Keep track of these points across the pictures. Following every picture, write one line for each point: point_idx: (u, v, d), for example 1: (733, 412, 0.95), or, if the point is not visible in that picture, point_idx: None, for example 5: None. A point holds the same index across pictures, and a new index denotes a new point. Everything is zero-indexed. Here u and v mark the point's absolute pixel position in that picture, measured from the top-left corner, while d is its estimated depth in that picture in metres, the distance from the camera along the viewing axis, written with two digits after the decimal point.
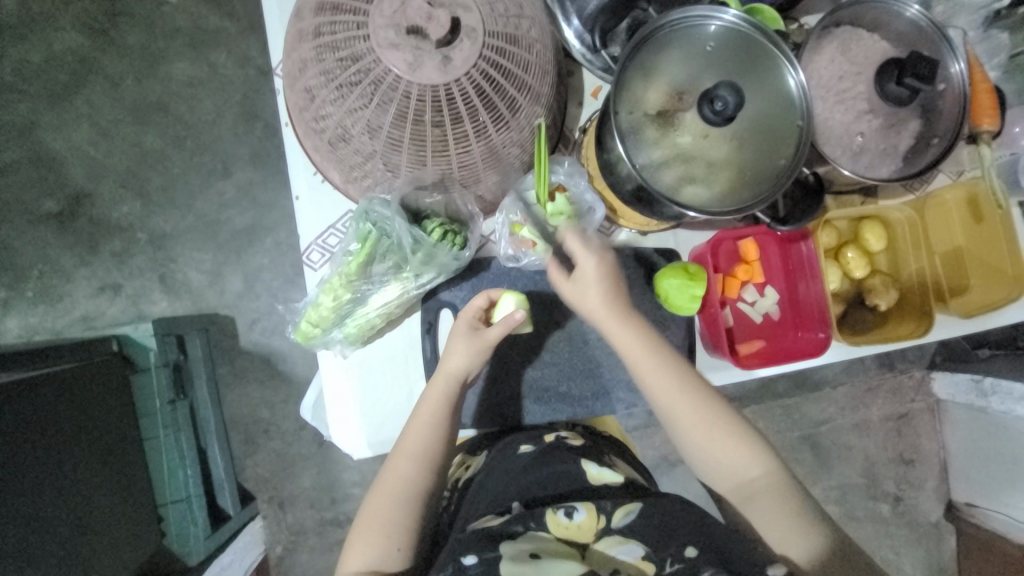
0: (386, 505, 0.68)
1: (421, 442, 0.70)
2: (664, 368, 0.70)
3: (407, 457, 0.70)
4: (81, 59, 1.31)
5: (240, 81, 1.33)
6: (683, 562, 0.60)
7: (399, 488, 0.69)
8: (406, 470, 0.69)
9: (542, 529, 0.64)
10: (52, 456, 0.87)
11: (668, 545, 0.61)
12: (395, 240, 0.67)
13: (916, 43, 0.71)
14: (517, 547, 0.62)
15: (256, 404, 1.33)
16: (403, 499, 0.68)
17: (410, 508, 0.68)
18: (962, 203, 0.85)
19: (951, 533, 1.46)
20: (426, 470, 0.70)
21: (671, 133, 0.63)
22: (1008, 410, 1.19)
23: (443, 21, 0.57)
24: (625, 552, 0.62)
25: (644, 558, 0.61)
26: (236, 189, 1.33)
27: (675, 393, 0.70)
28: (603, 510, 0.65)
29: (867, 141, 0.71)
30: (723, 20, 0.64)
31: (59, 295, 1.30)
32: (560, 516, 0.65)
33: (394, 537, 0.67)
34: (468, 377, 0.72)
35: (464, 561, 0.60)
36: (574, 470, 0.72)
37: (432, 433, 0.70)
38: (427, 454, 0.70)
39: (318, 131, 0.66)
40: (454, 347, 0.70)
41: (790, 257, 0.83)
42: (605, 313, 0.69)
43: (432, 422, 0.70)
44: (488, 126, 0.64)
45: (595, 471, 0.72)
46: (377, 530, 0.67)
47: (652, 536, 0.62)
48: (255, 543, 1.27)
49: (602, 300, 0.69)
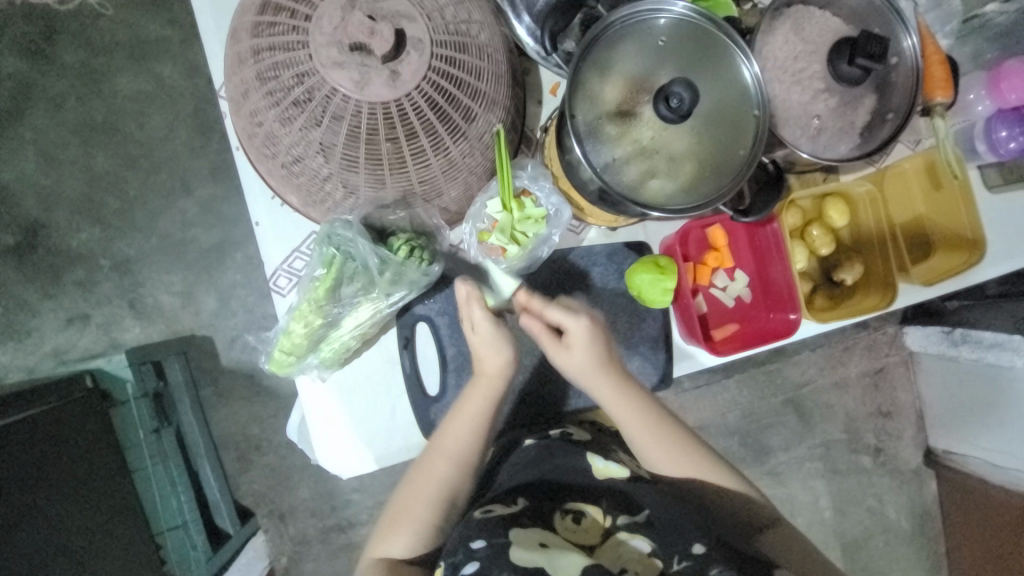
0: (417, 506, 0.69)
1: (458, 446, 0.69)
2: (665, 430, 0.74)
3: (442, 459, 0.70)
4: (16, 80, 1.23)
5: (190, 92, 1.28)
6: (690, 560, 0.62)
7: (431, 491, 0.69)
8: (439, 470, 0.69)
9: (549, 526, 0.67)
10: (20, 512, 0.83)
11: (675, 543, 0.64)
12: (361, 262, 0.66)
13: (865, 19, 0.72)
14: (525, 534, 0.64)
15: (245, 421, 1.31)
16: (434, 502, 0.69)
17: (439, 509, 0.69)
18: (920, 170, 0.87)
19: (930, 476, 1.53)
20: (456, 474, 0.70)
21: (630, 129, 0.63)
22: (979, 357, 1.25)
23: (387, 36, 0.55)
24: (633, 545, 0.65)
25: (651, 555, 0.64)
26: (198, 205, 1.29)
27: (630, 406, 0.73)
28: (609, 514, 0.69)
29: (824, 123, 0.71)
30: (674, 13, 0.63)
31: (25, 331, 1.26)
32: (567, 520, 0.69)
33: (421, 534, 0.68)
34: (506, 376, 0.71)
35: (473, 544, 0.62)
36: (581, 464, 0.73)
37: (468, 438, 0.70)
38: (464, 459, 0.70)
39: (270, 156, 0.64)
40: (485, 352, 0.70)
41: (758, 240, 0.84)
42: (590, 376, 0.72)
43: (470, 427, 0.70)
44: (444, 138, 0.63)
45: (601, 464, 0.73)
46: (407, 527, 0.69)
47: (659, 531, 0.66)
48: (258, 557, 1.29)
49: (590, 360, 0.71)
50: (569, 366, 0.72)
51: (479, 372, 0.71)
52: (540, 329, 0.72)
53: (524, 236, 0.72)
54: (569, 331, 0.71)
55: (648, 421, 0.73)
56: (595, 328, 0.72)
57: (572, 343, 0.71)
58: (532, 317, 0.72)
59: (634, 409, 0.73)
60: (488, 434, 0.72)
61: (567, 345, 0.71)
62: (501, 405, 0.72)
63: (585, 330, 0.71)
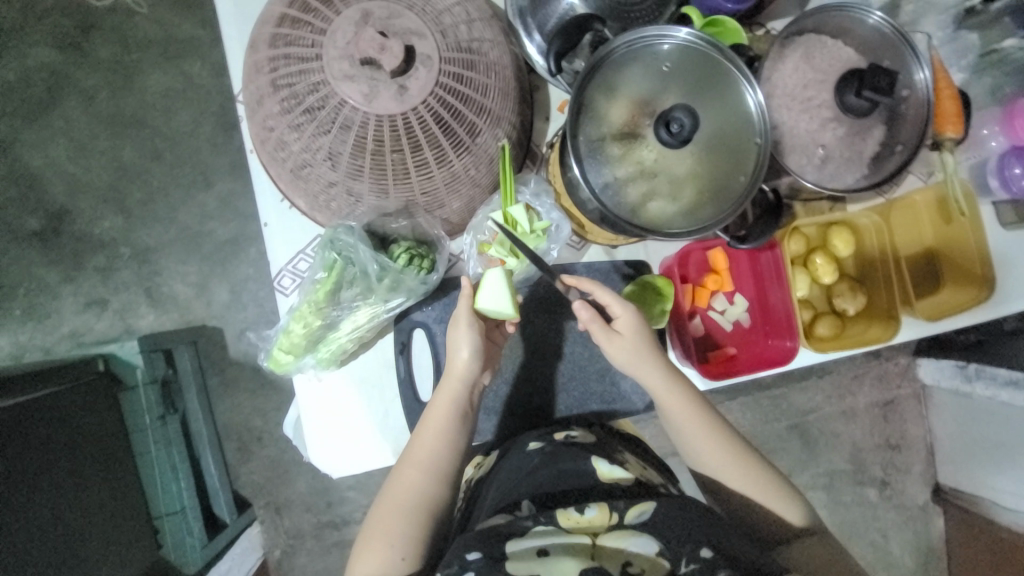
0: (392, 516, 0.68)
1: (430, 454, 0.70)
2: (705, 428, 0.74)
3: (416, 467, 0.70)
4: (53, 73, 1.29)
5: (217, 91, 1.33)
6: (698, 563, 0.61)
7: (406, 498, 0.69)
8: (414, 479, 0.70)
9: (552, 525, 0.65)
10: (35, 486, 0.85)
11: (684, 545, 0.62)
12: (361, 267, 0.69)
13: (876, 51, 0.72)
14: (523, 546, 0.63)
15: (248, 413, 1.34)
16: (410, 510, 0.69)
17: (417, 519, 0.68)
18: (931, 205, 0.87)
19: (937, 513, 1.49)
20: (433, 482, 0.70)
21: (633, 151, 0.63)
22: (993, 394, 1.22)
23: (396, 51, 0.57)
24: (638, 546, 0.63)
25: (658, 555, 0.62)
26: (217, 199, 1.33)
27: (677, 399, 0.74)
28: (616, 508, 0.66)
29: (830, 151, 0.71)
30: (679, 38, 0.64)
31: (46, 312, 1.31)
32: (572, 512, 0.66)
33: (399, 547, 0.67)
34: (472, 381, 0.72)
35: (468, 557, 0.61)
36: (585, 467, 0.73)
37: (441, 444, 0.70)
38: (436, 464, 0.70)
39: (280, 161, 0.66)
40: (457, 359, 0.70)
41: (758, 265, 0.84)
42: (636, 362, 0.72)
43: (443, 433, 0.70)
44: (448, 152, 0.65)
45: (606, 468, 0.73)
46: (383, 540, 0.67)
47: (668, 535, 0.63)
48: (252, 548, 1.30)
49: (639, 345, 0.72)
50: (617, 353, 0.72)
51: (447, 374, 0.71)
52: (588, 317, 0.70)
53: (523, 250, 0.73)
54: (616, 316, 0.72)
55: (694, 412, 0.74)
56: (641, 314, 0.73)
57: (620, 328, 0.72)
58: (583, 303, 0.70)
59: (682, 401, 0.74)
60: (462, 440, 0.72)
61: (616, 331, 0.72)
62: (471, 408, 0.73)
63: (632, 316, 0.71)
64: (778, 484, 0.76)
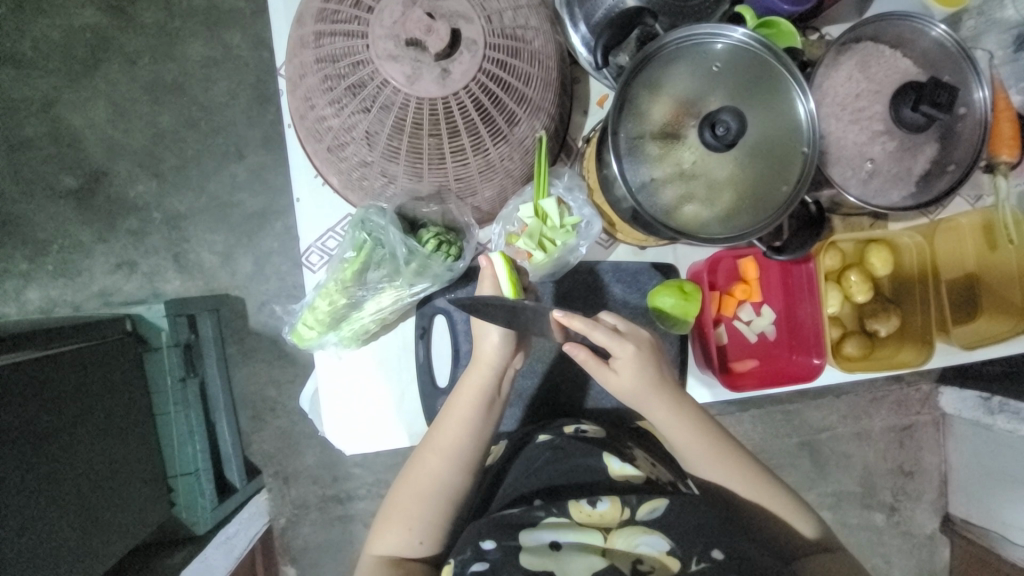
0: (410, 501, 0.69)
1: (453, 439, 0.70)
2: (713, 457, 0.72)
3: (438, 454, 0.70)
4: (99, 35, 1.32)
5: (255, 63, 1.34)
6: (709, 562, 0.60)
7: (426, 485, 0.69)
8: (435, 465, 0.69)
9: (564, 516, 0.66)
10: (49, 438, 0.87)
11: (695, 544, 0.62)
12: (390, 250, 0.69)
13: (937, 64, 0.69)
14: (536, 537, 0.64)
15: (264, 383, 1.37)
16: (430, 496, 0.69)
17: (436, 504, 0.69)
18: (975, 228, 0.84)
19: (945, 544, 1.45)
20: (456, 471, 0.70)
21: (673, 152, 0.62)
22: (1014, 429, 1.18)
23: (442, 34, 0.57)
24: (649, 545, 0.63)
25: (669, 553, 0.62)
26: (248, 172, 1.35)
27: (681, 430, 0.71)
28: (628, 504, 0.66)
29: (878, 165, 0.68)
30: (733, 38, 0.62)
31: (77, 270, 1.34)
32: (584, 505, 0.67)
33: (417, 531, 0.68)
34: (498, 374, 0.71)
35: (483, 546, 0.62)
36: (597, 463, 0.72)
37: (465, 434, 0.70)
38: (457, 452, 0.70)
39: (318, 138, 0.67)
40: (485, 352, 0.71)
41: (790, 277, 0.83)
42: (639, 396, 0.69)
43: (468, 423, 0.70)
44: (485, 139, 0.64)
45: (618, 466, 0.72)
46: (402, 523, 0.69)
47: (679, 534, 0.63)
48: (258, 514, 1.33)
49: (637, 382, 0.68)
50: (619, 389, 0.70)
51: (475, 362, 0.72)
52: (583, 357, 0.68)
53: (551, 244, 0.73)
54: (616, 356, 0.68)
55: (702, 440, 0.71)
56: (644, 353, 0.68)
57: (619, 369, 0.68)
58: (575, 346, 0.67)
59: (687, 431, 0.71)
60: (487, 430, 0.72)
61: (615, 370, 0.69)
62: (495, 397, 0.72)
63: (632, 357, 0.67)
64: (796, 506, 0.74)
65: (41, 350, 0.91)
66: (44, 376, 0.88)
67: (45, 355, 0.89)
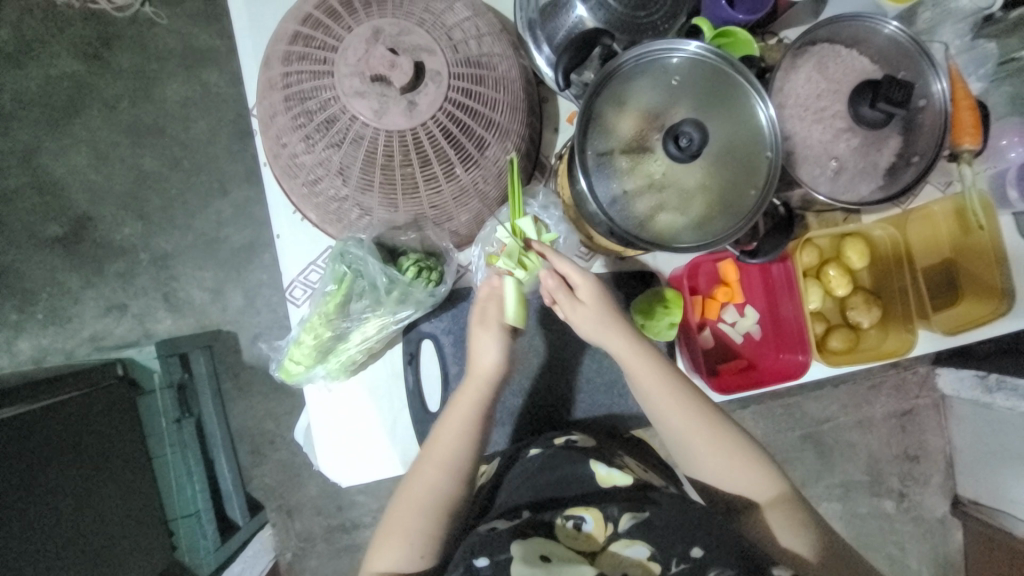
0: (409, 514, 0.68)
1: (451, 451, 0.69)
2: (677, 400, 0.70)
3: (436, 468, 0.69)
4: (76, 83, 1.33)
5: (233, 100, 1.35)
6: (689, 563, 0.60)
7: (426, 497, 0.69)
8: (436, 480, 0.69)
9: (551, 534, 0.65)
10: (46, 493, 0.86)
11: (675, 545, 0.61)
12: (370, 280, 0.69)
13: (892, 61, 0.71)
14: (526, 547, 0.62)
15: (261, 416, 1.36)
16: (428, 508, 0.68)
17: (436, 516, 0.68)
18: (949, 214, 0.85)
19: (956, 526, 1.45)
20: (453, 485, 0.70)
21: (641, 163, 0.63)
22: (1013, 406, 1.19)
23: (406, 69, 0.58)
24: (633, 553, 0.62)
25: (651, 559, 0.62)
26: (232, 206, 1.36)
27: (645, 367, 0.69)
28: (611, 518, 0.66)
29: (844, 162, 0.69)
30: (690, 51, 0.63)
31: (67, 317, 1.34)
32: (568, 525, 0.66)
33: (415, 544, 0.67)
34: (498, 383, 0.71)
35: (475, 562, 0.61)
36: (584, 472, 0.72)
37: (462, 448, 0.70)
38: (456, 463, 0.69)
39: (293, 175, 0.67)
40: (480, 360, 0.69)
41: (770, 276, 0.84)
42: (601, 329, 0.69)
43: (463, 436, 0.70)
44: (456, 166, 0.66)
45: (605, 472, 0.71)
46: (400, 537, 0.68)
47: (659, 537, 0.63)
48: (264, 550, 1.32)
49: (600, 312, 0.68)
50: (581, 322, 0.69)
51: (470, 373, 0.70)
52: (552, 286, 0.68)
53: None
54: (577, 285, 0.69)
55: (663, 378, 0.69)
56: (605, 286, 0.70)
57: (583, 296, 0.69)
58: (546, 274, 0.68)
59: (651, 368, 0.69)
60: (481, 444, 0.72)
61: (579, 300, 0.69)
62: (492, 408, 0.72)
63: (594, 284, 0.68)
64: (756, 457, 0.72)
65: (29, 404, 0.89)
66: (39, 428, 0.88)
67: (37, 407, 0.89)
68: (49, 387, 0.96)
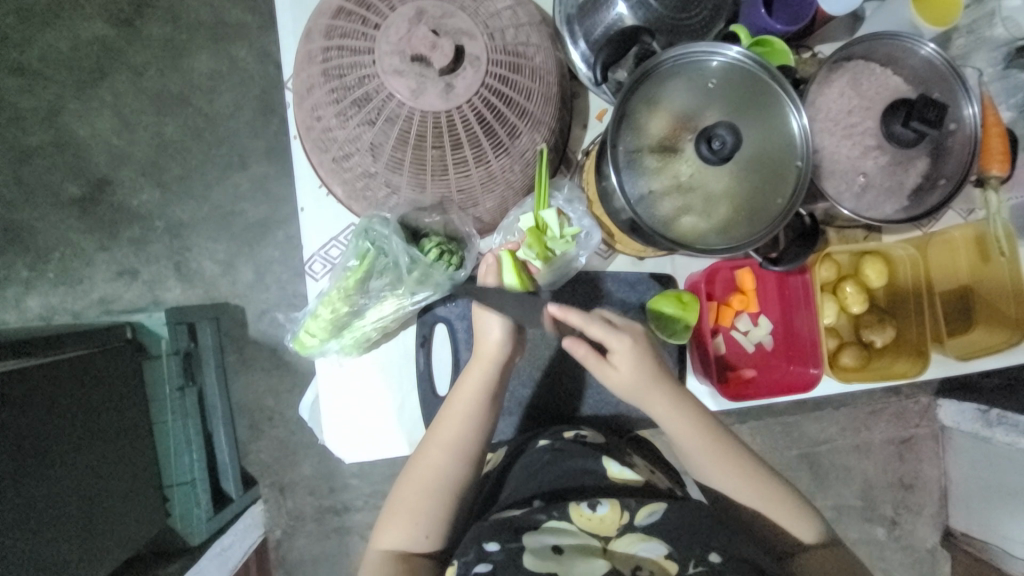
0: (416, 496, 0.69)
1: (457, 435, 0.70)
2: (718, 456, 0.72)
3: (442, 450, 0.70)
4: (106, 47, 1.34)
5: (260, 76, 1.36)
6: (705, 566, 0.60)
7: (434, 480, 0.69)
8: (440, 462, 0.69)
9: (564, 519, 0.66)
10: (34, 453, 0.84)
11: (692, 547, 0.62)
12: (392, 258, 0.70)
13: (925, 82, 0.71)
14: (540, 540, 0.63)
15: (262, 392, 1.37)
16: (436, 491, 0.69)
17: (443, 499, 0.69)
18: (969, 241, 0.85)
19: (946, 559, 1.44)
20: (459, 468, 0.70)
21: (671, 164, 0.63)
22: (1013, 442, 1.19)
23: (447, 50, 0.59)
24: (646, 549, 0.63)
25: (666, 557, 0.62)
26: (250, 181, 1.37)
27: (685, 425, 0.71)
28: (627, 508, 0.66)
29: (871, 179, 0.70)
30: (728, 57, 0.64)
31: (79, 278, 1.35)
32: (583, 508, 0.67)
33: (423, 525, 0.68)
34: (502, 368, 0.71)
35: (486, 547, 0.62)
36: (596, 467, 0.73)
37: (468, 432, 0.70)
38: (462, 447, 0.70)
39: (323, 149, 0.68)
40: (488, 344, 0.70)
41: (787, 287, 0.84)
42: (639, 392, 0.70)
43: (470, 420, 0.70)
44: (487, 151, 0.66)
45: (617, 469, 0.72)
46: (407, 518, 0.69)
47: (676, 537, 0.63)
48: (254, 525, 1.32)
49: (639, 378, 0.69)
50: (619, 385, 0.70)
51: (477, 357, 0.71)
52: (584, 353, 0.68)
53: (551, 254, 0.74)
54: (613, 350, 0.68)
55: (703, 436, 0.71)
56: (641, 345, 0.69)
57: (618, 363, 0.69)
58: (575, 340, 0.67)
59: (691, 425, 0.71)
60: (487, 429, 0.72)
61: (614, 365, 0.69)
62: (497, 392, 0.72)
63: (630, 349, 0.68)
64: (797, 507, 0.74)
65: (36, 358, 0.90)
66: (46, 382, 0.88)
67: (45, 361, 0.90)
68: (48, 347, 0.94)
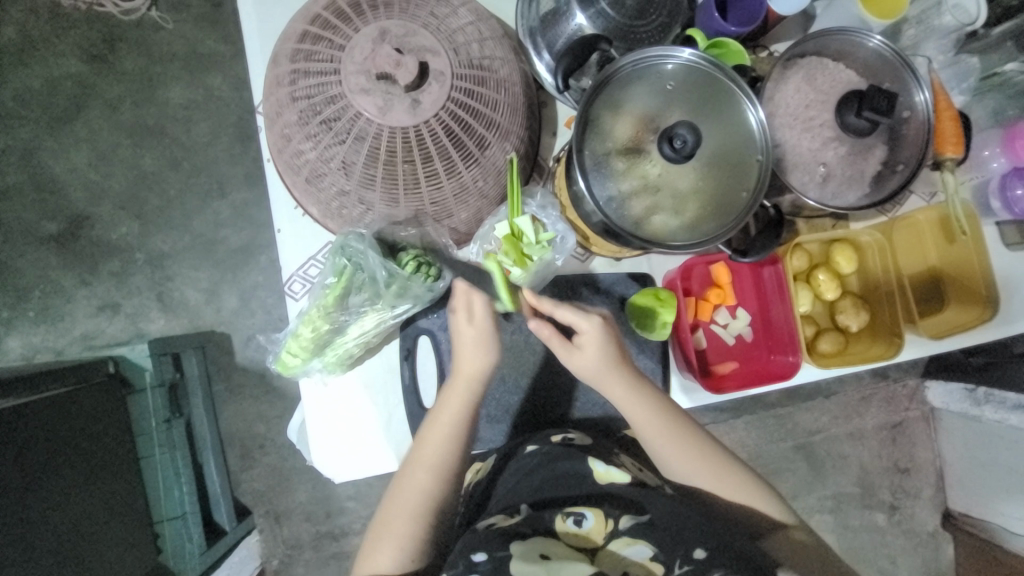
0: (400, 519, 0.68)
1: (437, 453, 0.69)
2: (679, 445, 0.71)
3: (425, 468, 0.69)
4: (80, 83, 1.34)
5: (235, 104, 1.37)
6: (691, 564, 0.61)
7: (416, 501, 0.68)
8: (424, 481, 0.69)
9: (551, 532, 0.65)
10: (22, 493, 0.83)
11: (677, 548, 0.63)
12: (369, 274, 0.70)
13: (876, 73, 0.74)
14: (527, 547, 0.63)
15: (252, 419, 1.35)
16: (420, 512, 0.68)
17: (427, 518, 0.69)
18: (933, 223, 0.88)
19: (947, 541, 1.45)
20: (443, 485, 0.69)
21: (637, 164, 0.65)
22: (1002, 419, 1.21)
23: (411, 68, 0.60)
24: (634, 553, 0.64)
25: (653, 559, 0.63)
26: (231, 208, 1.37)
27: (644, 414, 0.71)
28: (612, 516, 0.67)
29: (832, 169, 0.72)
30: (683, 59, 0.66)
31: (59, 315, 1.33)
32: (569, 523, 0.66)
33: (407, 548, 0.68)
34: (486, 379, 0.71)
35: (474, 558, 0.61)
36: (581, 469, 0.72)
37: (450, 448, 0.70)
38: (444, 463, 0.69)
39: (297, 170, 0.69)
40: (464, 349, 0.69)
41: (761, 280, 0.86)
42: (599, 376, 0.70)
43: (449, 436, 0.69)
44: (457, 163, 0.67)
45: (603, 469, 0.71)
46: (390, 543, 0.68)
47: (661, 537, 0.64)
48: (251, 556, 1.30)
49: (599, 364, 0.69)
50: (580, 369, 0.70)
51: (456, 376, 0.70)
52: (548, 334, 0.68)
53: (529, 260, 0.73)
54: (582, 331, 0.69)
55: (662, 426, 0.71)
56: (607, 328, 0.70)
57: (584, 344, 0.69)
58: (540, 321, 0.68)
59: (648, 414, 0.71)
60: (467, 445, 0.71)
61: (579, 346, 0.70)
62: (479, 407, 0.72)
63: (597, 331, 0.69)
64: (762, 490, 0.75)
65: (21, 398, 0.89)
66: (32, 419, 0.88)
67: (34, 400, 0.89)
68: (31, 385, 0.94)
